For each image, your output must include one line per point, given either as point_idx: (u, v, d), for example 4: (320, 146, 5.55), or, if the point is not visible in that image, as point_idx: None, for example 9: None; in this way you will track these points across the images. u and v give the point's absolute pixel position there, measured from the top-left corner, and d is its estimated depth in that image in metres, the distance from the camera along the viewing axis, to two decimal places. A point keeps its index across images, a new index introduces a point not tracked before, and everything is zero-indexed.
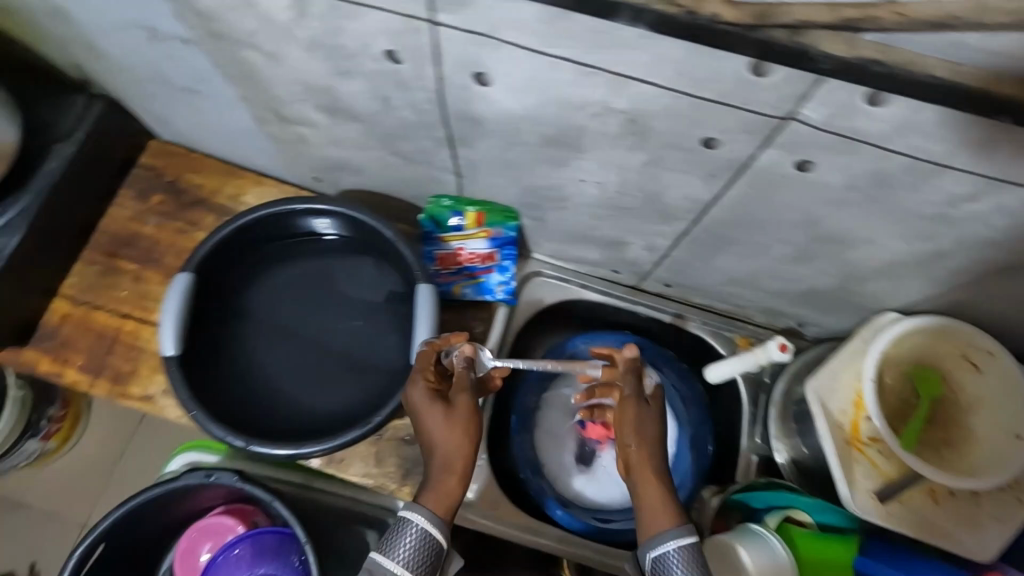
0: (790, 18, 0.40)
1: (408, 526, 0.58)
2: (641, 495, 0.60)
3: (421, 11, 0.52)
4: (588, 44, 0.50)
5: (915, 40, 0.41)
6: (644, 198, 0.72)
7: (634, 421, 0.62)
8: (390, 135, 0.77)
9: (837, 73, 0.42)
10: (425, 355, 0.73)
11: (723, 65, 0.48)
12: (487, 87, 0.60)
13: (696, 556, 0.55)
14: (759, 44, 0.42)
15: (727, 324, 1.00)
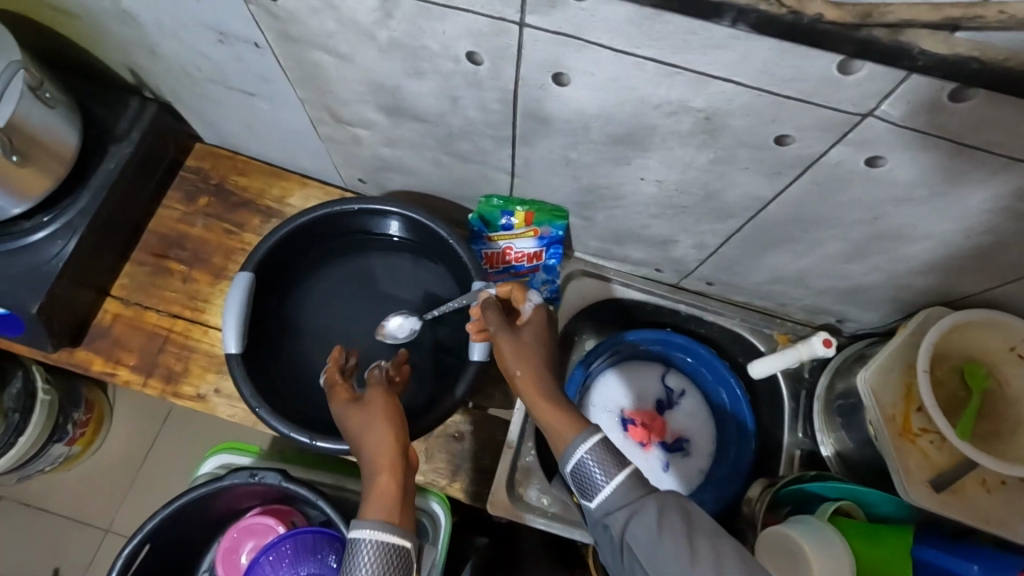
0: (891, 17, 0.43)
1: (359, 544, 0.56)
2: (540, 415, 0.64)
3: (512, 13, 0.54)
4: (677, 45, 0.52)
5: (1014, 37, 0.42)
6: (703, 197, 0.74)
7: (512, 348, 0.68)
8: (450, 135, 0.79)
9: (932, 69, 0.44)
10: (330, 374, 0.74)
11: (812, 65, 0.50)
12: (564, 87, 0.62)
13: (605, 451, 0.59)
14: (860, 42, 0.44)
15: (766, 321, 1.02)
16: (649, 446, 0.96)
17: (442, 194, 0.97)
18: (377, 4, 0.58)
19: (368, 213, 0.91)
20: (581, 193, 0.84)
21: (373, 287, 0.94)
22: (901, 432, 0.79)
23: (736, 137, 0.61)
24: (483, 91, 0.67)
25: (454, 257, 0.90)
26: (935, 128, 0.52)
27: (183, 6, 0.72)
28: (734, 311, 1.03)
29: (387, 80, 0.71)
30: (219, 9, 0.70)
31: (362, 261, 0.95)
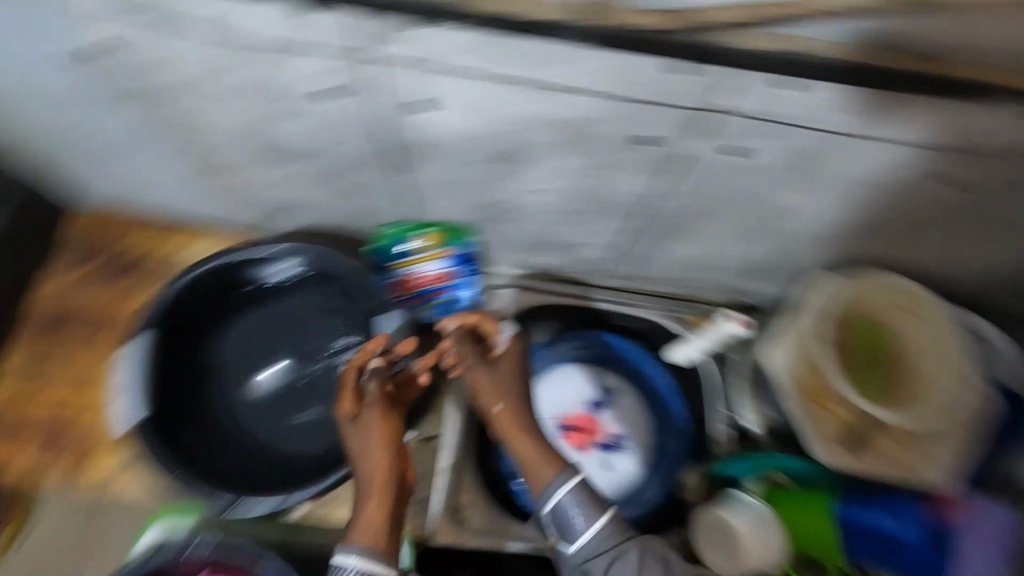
0: (705, 19, 0.48)
1: (344, 570, 0.60)
2: (520, 453, 0.66)
3: (362, 48, 0.55)
4: (527, 61, 0.54)
5: (808, 28, 0.49)
6: (596, 200, 0.76)
7: (492, 383, 0.70)
8: (338, 168, 0.78)
9: (755, 62, 0.50)
10: (346, 374, 0.71)
11: (654, 70, 0.52)
12: (436, 111, 0.62)
13: (588, 497, 0.63)
14: (688, 45, 0.49)
15: (678, 306, 1.04)
16: (588, 449, 0.96)
17: (346, 225, 0.95)
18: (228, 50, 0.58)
19: (264, 259, 0.87)
20: (482, 209, 0.84)
21: (288, 329, 0.91)
22: (806, 396, 0.85)
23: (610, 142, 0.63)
24: (364, 120, 0.67)
25: (363, 287, 0.87)
26: (782, 117, 0.56)
27: (29, 71, 0.69)
28: (653, 302, 1.04)
29: (266, 119, 0.70)
30: (68, 70, 0.68)
31: (274, 303, 0.91)
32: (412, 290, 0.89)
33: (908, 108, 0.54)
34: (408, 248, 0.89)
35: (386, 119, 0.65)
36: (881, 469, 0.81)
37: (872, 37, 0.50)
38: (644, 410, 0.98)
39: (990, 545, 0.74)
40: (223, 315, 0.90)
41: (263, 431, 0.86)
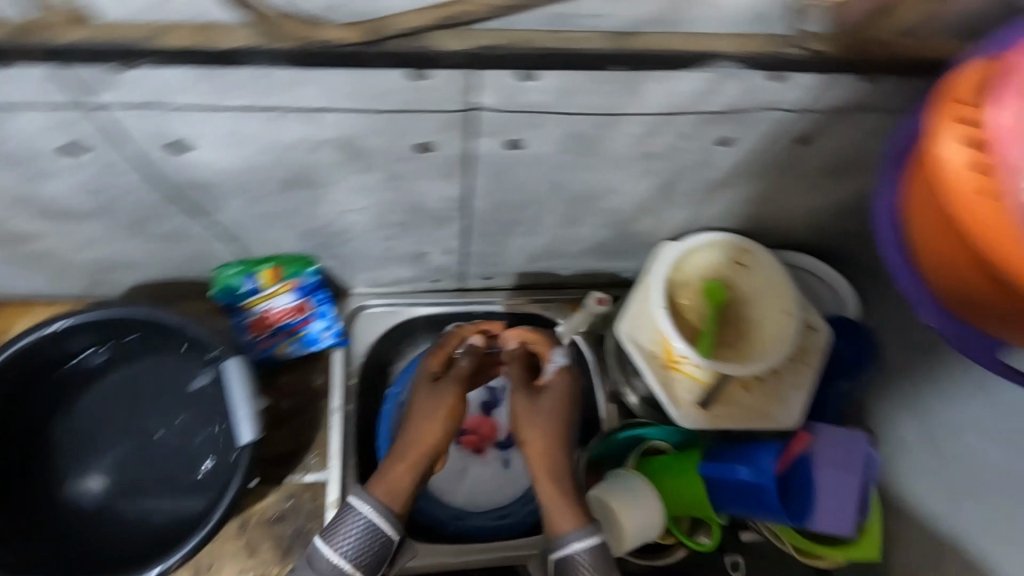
0: (397, 27, 0.57)
1: (358, 514, 0.74)
2: (546, 502, 0.77)
3: (83, 95, 0.61)
4: (262, 91, 0.62)
5: (522, 21, 0.60)
6: (409, 210, 0.82)
7: (526, 411, 0.82)
8: (137, 223, 0.79)
9: (469, 61, 0.60)
10: (433, 350, 0.89)
11: (383, 80, 0.62)
12: (191, 151, 0.69)
13: (595, 560, 0.72)
14: (389, 53, 0.59)
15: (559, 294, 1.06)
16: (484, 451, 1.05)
17: (182, 277, 0.94)
18: None
19: (66, 334, 0.86)
20: (310, 236, 0.87)
21: (131, 396, 0.94)
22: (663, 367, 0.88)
23: (391, 146, 0.70)
24: (144, 167, 0.70)
25: (200, 339, 0.84)
26: (536, 103, 0.67)
27: None
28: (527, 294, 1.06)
29: (50, 179, 0.70)
30: None
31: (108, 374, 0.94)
32: (272, 325, 0.95)
33: (623, 78, 0.64)
34: (255, 286, 0.91)
35: (164, 157, 0.69)
36: (743, 416, 0.87)
37: (586, 24, 0.60)
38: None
39: (852, 472, 0.84)
40: (62, 399, 0.93)
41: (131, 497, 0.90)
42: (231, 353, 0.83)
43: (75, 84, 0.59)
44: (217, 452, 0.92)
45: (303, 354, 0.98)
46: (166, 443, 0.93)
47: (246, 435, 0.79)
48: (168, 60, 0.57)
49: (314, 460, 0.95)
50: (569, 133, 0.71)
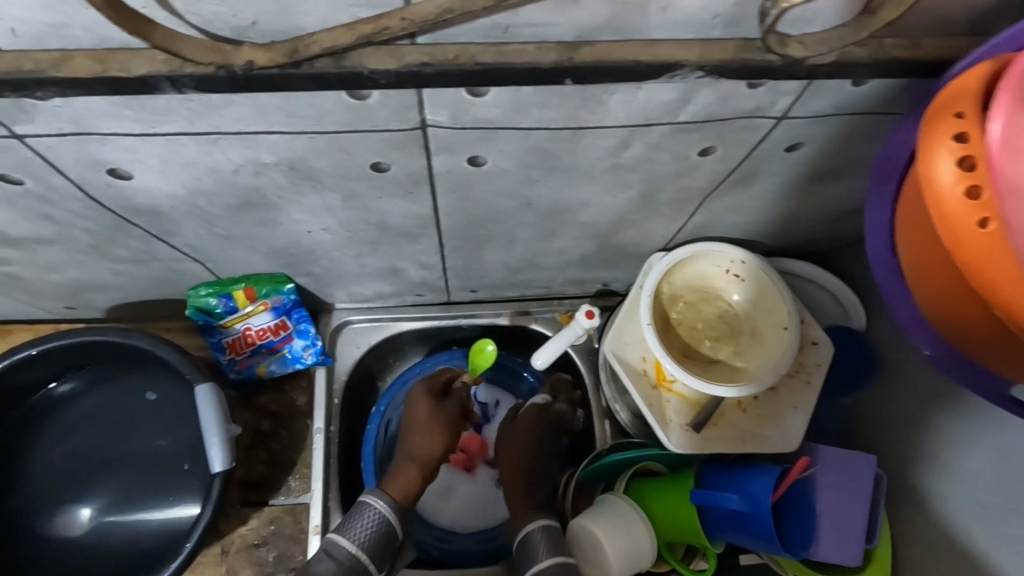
0: None
1: (368, 511, 0.79)
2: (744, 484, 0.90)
3: (282, 121, 0.51)
4: (520, 155, 0.60)
5: None
6: (463, 274, 0.95)
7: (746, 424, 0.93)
8: (309, 261, 0.86)
9: None
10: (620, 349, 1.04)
11: None
12: (389, 171, 0.61)
13: (844, 558, 0.80)
14: None
15: (545, 306, 1.09)
16: None
17: (161, 290, 0.94)
18: (238, 204, 0.65)
19: (35, 363, 0.86)
20: (400, 256, 0.86)
21: (113, 412, 0.93)
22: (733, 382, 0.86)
23: (564, 220, 0.76)
24: (174, 172, 0.58)
25: (390, 337, 1.09)
26: None
27: (15, 221, 0.68)
28: (554, 303, 1.09)
29: (110, 185, 0.60)
30: (38, 201, 0.63)
31: (90, 396, 0.93)
32: (253, 343, 0.99)
33: (735, 166, 0.68)
34: (231, 305, 0.94)
35: (245, 192, 0.62)
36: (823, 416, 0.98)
37: None
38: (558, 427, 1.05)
39: (859, 494, 0.82)
40: (37, 428, 0.92)
41: (129, 504, 0.89)
42: (376, 334, 1.09)
43: (58, 127, 0.51)
44: (195, 474, 0.91)
45: (285, 372, 1.03)
46: (153, 461, 0.91)
47: (218, 465, 0.82)
48: (90, 91, 0.42)
49: (295, 482, 1.01)
50: (692, 225, 0.83)
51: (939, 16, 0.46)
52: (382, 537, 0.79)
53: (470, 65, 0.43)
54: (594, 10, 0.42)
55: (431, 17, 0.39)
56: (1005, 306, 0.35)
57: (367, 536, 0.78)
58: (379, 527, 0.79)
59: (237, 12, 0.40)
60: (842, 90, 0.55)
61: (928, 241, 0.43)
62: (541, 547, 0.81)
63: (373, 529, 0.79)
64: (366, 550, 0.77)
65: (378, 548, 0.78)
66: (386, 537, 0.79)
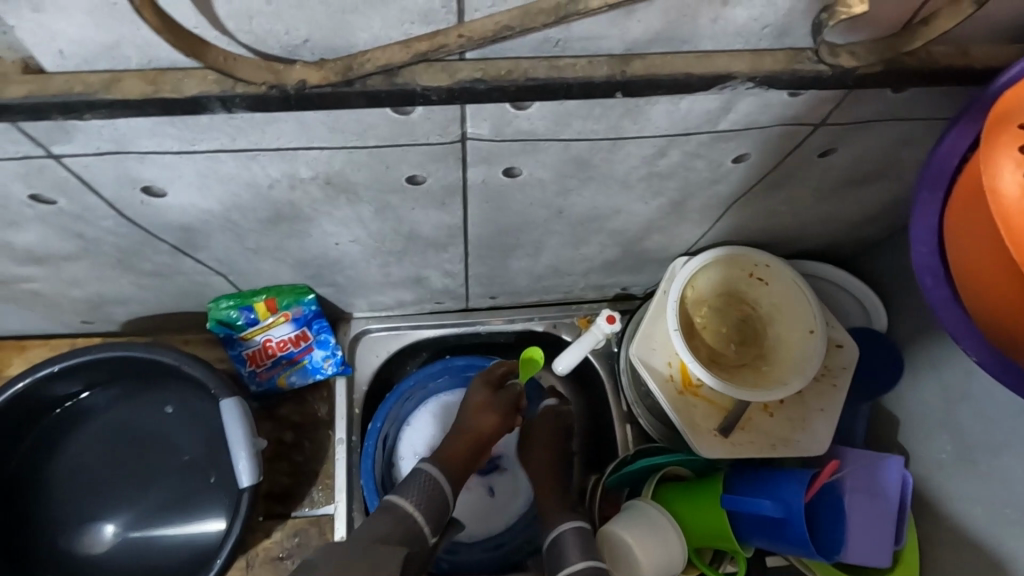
0: None
1: (421, 474, 0.83)
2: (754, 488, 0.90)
3: (323, 136, 0.51)
4: (556, 166, 0.60)
5: None
6: (485, 281, 0.95)
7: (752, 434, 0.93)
8: (333, 272, 0.85)
9: None
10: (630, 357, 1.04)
11: None
12: (424, 184, 0.61)
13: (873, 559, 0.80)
14: None
15: (564, 311, 1.09)
16: None
17: (182, 303, 0.93)
18: (271, 218, 0.64)
19: (58, 379, 0.85)
20: (425, 265, 0.85)
21: (135, 427, 0.92)
22: (759, 387, 0.86)
23: (593, 227, 0.76)
24: (211, 188, 0.57)
25: (407, 346, 1.09)
26: None
27: (43, 238, 0.67)
28: (573, 308, 1.09)
29: (144, 203, 0.59)
30: (70, 219, 0.62)
31: (111, 411, 0.92)
32: (273, 355, 0.99)
33: (766, 172, 0.67)
34: (252, 317, 0.93)
35: (280, 206, 0.62)
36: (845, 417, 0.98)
37: None
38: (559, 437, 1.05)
39: (886, 495, 0.82)
40: (59, 444, 0.91)
41: (155, 519, 0.89)
42: (394, 343, 1.08)
43: (97, 146, 0.50)
44: (220, 488, 0.90)
45: (306, 383, 1.02)
46: (177, 476, 0.90)
47: (246, 480, 0.81)
48: (140, 112, 0.41)
49: (319, 493, 1.00)
50: (717, 230, 0.83)
51: (983, 24, 0.46)
52: (434, 499, 0.82)
53: (524, 80, 0.43)
54: (648, 24, 0.42)
55: (489, 34, 0.38)
56: None
57: (421, 496, 0.81)
58: (432, 489, 0.82)
59: (290, 31, 0.40)
60: (880, 97, 0.56)
61: (971, 250, 0.44)
62: (571, 547, 0.81)
63: (425, 491, 0.82)
64: (422, 509, 0.79)
65: (433, 507, 0.80)
66: (437, 502, 0.82)
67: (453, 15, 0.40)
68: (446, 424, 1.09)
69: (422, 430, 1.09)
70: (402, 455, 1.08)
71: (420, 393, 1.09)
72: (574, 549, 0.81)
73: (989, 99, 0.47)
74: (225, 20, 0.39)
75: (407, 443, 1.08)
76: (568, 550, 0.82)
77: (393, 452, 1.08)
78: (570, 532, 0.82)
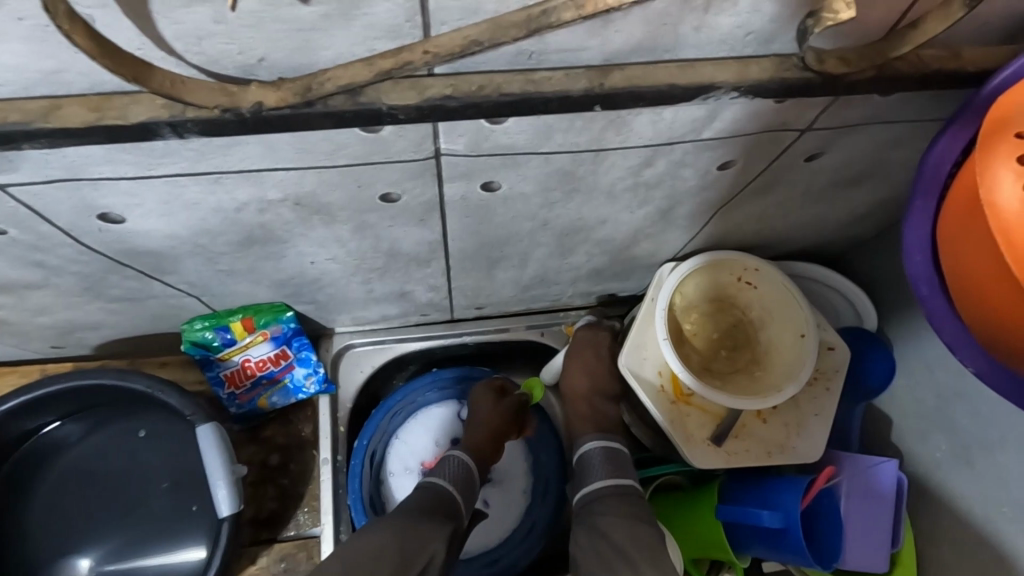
0: None
1: (453, 457, 0.89)
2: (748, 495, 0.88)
3: (289, 156, 0.48)
4: (537, 179, 0.57)
5: None
6: (470, 293, 0.92)
7: None
8: (311, 290, 0.82)
9: None
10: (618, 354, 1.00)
11: None
12: (400, 202, 0.58)
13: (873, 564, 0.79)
14: None
15: (552, 319, 1.06)
16: None
17: (154, 326, 0.89)
18: (242, 241, 0.61)
19: (25, 410, 0.81)
20: (407, 280, 0.82)
21: (110, 456, 0.89)
22: (751, 394, 0.84)
23: (579, 237, 0.74)
24: (174, 212, 0.54)
25: (392, 359, 1.06)
26: None
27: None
28: (561, 315, 1.06)
29: (102, 230, 0.56)
30: (26, 249, 0.59)
31: (84, 440, 0.89)
32: (253, 375, 0.95)
33: (755, 177, 0.65)
34: (229, 338, 0.90)
35: (251, 228, 0.59)
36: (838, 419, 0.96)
37: None
38: (550, 447, 1.03)
39: (881, 499, 0.80)
40: (31, 478, 0.87)
41: (136, 551, 0.85)
42: (378, 355, 1.05)
43: (46, 175, 0.47)
44: (201, 517, 0.87)
45: (288, 402, 0.99)
46: (157, 505, 0.87)
47: (226, 509, 0.79)
48: (85, 141, 0.38)
49: (305, 516, 0.97)
50: (704, 235, 0.81)
51: (974, 22, 0.44)
52: (465, 480, 0.86)
53: (498, 96, 0.40)
54: (629, 33, 0.40)
55: (457, 49, 0.35)
56: None
57: (454, 475, 0.86)
58: (463, 471, 0.87)
59: (245, 50, 0.37)
60: (870, 100, 0.54)
61: (962, 259, 0.43)
62: (597, 466, 0.81)
63: (457, 472, 0.86)
64: (457, 487, 0.84)
65: (464, 487, 0.85)
66: (467, 483, 0.86)
67: (419, 30, 0.37)
68: (438, 436, 1.07)
69: (410, 443, 1.06)
70: (393, 471, 1.04)
71: (408, 409, 1.06)
72: (600, 467, 0.80)
73: (980, 103, 0.45)
74: (172, 40, 0.36)
75: (398, 459, 1.05)
76: (594, 468, 0.81)
77: (383, 468, 1.04)
78: (599, 451, 0.82)
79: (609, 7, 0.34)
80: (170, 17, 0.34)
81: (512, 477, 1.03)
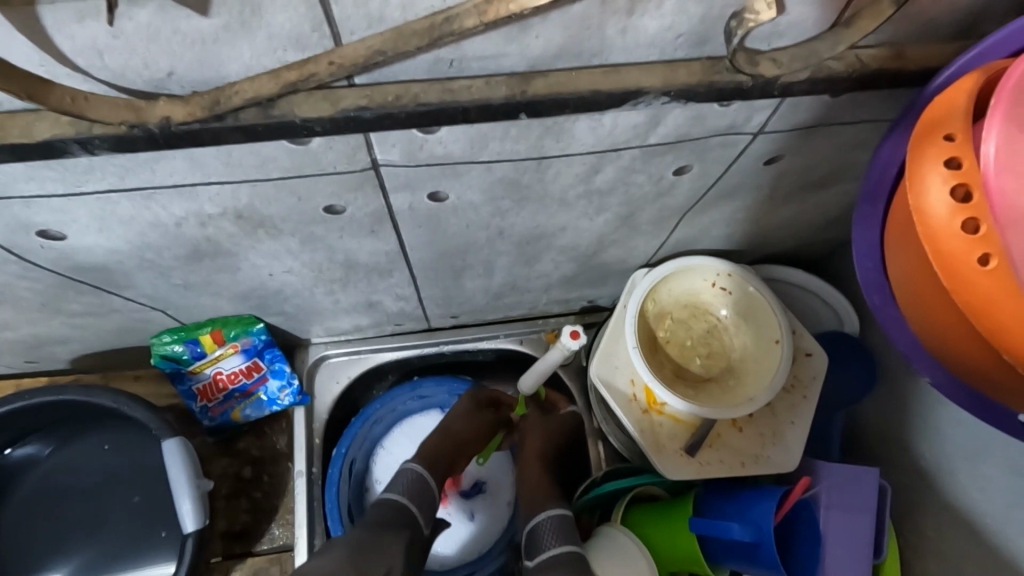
0: None
1: (407, 468, 0.88)
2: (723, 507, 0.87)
3: (218, 169, 0.47)
4: (482, 189, 0.56)
5: None
6: (441, 301, 0.91)
7: None
8: (275, 302, 0.81)
9: None
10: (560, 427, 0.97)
11: None
12: (344, 213, 0.57)
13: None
14: None
15: (531, 326, 1.04)
16: None
17: (123, 339, 0.89)
18: (190, 254, 0.61)
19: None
20: (373, 291, 0.81)
21: (80, 472, 0.88)
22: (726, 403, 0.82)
23: (541, 245, 0.72)
24: (114, 227, 0.54)
25: (370, 367, 1.04)
26: None
27: None
28: (539, 322, 1.04)
29: (44, 246, 0.56)
30: None
31: (54, 456, 0.88)
32: (225, 388, 0.95)
33: (716, 181, 0.64)
34: (198, 350, 0.89)
35: (196, 242, 0.58)
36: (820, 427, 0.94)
37: None
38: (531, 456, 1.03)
39: (864, 510, 0.77)
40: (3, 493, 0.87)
41: (103, 568, 0.85)
42: (354, 365, 1.03)
43: None
44: (170, 533, 0.86)
45: (262, 414, 0.98)
46: (126, 520, 0.86)
47: (190, 524, 0.78)
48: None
49: (279, 530, 0.97)
50: (674, 241, 0.79)
51: (920, 18, 0.43)
52: (423, 490, 0.86)
53: (414, 106, 0.40)
54: (548, 39, 0.39)
55: (361, 60, 0.35)
56: (989, 324, 0.35)
57: (409, 486, 0.85)
58: (421, 481, 0.86)
59: (150, 64, 0.36)
60: (821, 100, 0.52)
61: (910, 266, 0.42)
62: None
63: (413, 483, 0.86)
64: (413, 499, 0.83)
65: (421, 498, 0.84)
66: (425, 494, 0.86)
67: (328, 40, 0.36)
68: (422, 443, 1.05)
69: (395, 451, 1.05)
70: (379, 480, 1.03)
71: (388, 419, 1.04)
72: None
73: (923, 104, 0.44)
74: (73, 56, 0.35)
75: (384, 468, 1.04)
76: None
77: (365, 477, 1.03)
78: None
79: (511, 13, 0.34)
80: (66, 33, 0.34)
81: (494, 487, 1.02)
